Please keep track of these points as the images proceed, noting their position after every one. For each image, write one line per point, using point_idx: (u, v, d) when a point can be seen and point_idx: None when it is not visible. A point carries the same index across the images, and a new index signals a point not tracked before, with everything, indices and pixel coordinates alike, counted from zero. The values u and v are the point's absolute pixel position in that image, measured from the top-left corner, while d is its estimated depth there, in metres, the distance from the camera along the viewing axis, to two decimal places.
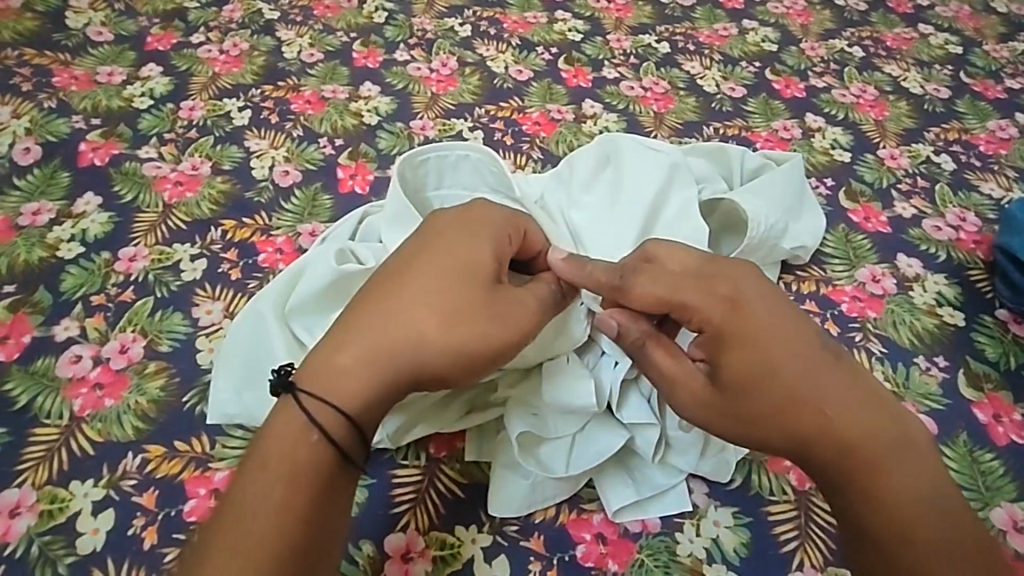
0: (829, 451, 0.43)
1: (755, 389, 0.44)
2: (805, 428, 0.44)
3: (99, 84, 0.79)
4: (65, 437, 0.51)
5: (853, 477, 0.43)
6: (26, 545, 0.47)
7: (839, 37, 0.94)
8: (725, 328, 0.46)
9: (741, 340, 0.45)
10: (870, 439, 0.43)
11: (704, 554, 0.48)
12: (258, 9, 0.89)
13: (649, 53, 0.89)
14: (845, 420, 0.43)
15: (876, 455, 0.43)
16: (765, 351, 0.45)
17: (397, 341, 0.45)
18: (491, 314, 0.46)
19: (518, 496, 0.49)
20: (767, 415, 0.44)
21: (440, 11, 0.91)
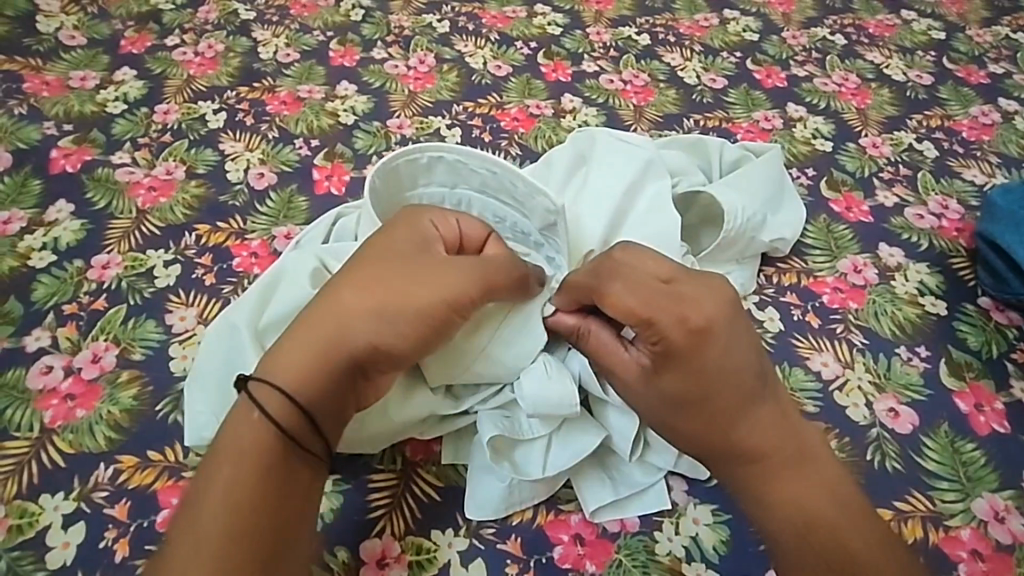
0: (744, 471, 0.46)
1: (690, 411, 0.46)
2: (728, 447, 0.46)
3: (71, 89, 0.77)
4: (36, 449, 0.51)
5: (760, 496, 0.46)
6: None
7: (821, 25, 0.93)
8: (678, 352, 0.45)
9: (686, 367, 0.45)
10: (783, 461, 0.46)
11: (683, 553, 0.48)
12: (233, 9, 0.88)
13: (630, 45, 0.88)
14: (766, 447, 0.46)
15: (777, 475, 0.46)
16: (708, 377, 0.45)
17: (329, 331, 0.45)
18: (422, 279, 0.47)
19: (494, 499, 0.48)
20: (696, 433, 0.46)
21: (418, 7, 0.90)
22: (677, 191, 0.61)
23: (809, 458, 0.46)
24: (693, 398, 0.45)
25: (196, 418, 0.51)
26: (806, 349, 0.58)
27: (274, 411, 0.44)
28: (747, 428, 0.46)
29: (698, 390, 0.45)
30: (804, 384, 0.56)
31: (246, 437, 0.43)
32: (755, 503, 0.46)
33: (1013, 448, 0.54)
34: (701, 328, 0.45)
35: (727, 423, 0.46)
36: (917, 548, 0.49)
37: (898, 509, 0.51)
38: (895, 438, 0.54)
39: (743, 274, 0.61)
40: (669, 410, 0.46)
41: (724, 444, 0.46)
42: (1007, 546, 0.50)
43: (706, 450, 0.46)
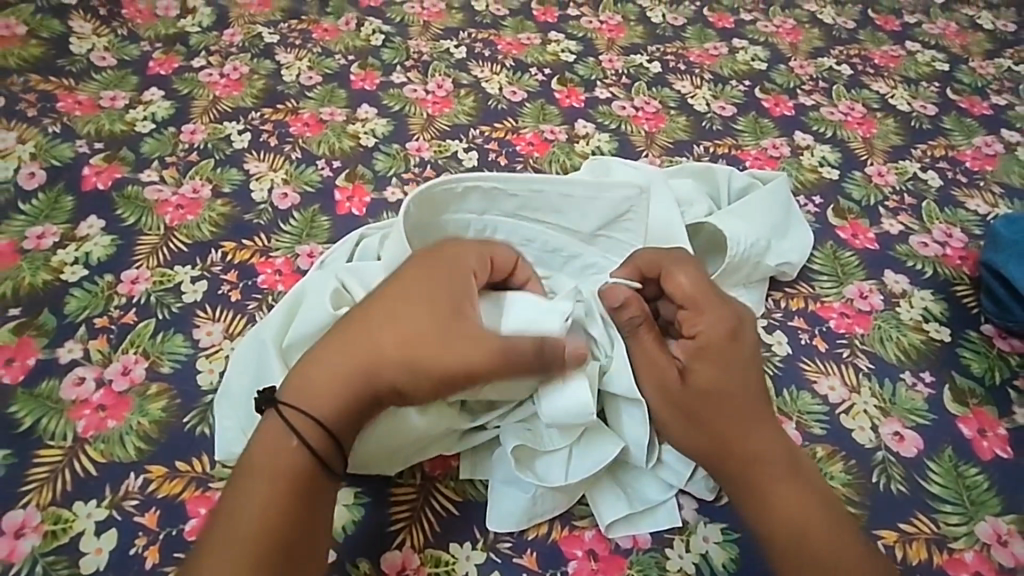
0: (750, 480, 0.49)
1: (717, 404, 0.49)
2: (744, 447, 0.49)
3: (102, 109, 0.80)
4: (69, 458, 0.52)
5: (759, 498, 0.48)
6: (32, 564, 0.48)
7: (827, 55, 0.96)
8: (716, 344, 0.50)
9: (723, 361, 0.50)
10: (785, 481, 0.48)
11: (693, 569, 0.49)
12: (257, 33, 0.91)
13: (641, 73, 0.91)
14: (775, 464, 0.49)
15: (779, 482, 0.48)
16: (735, 379, 0.50)
17: (356, 363, 0.47)
18: (451, 331, 0.48)
19: (516, 510, 0.50)
20: (718, 426, 0.49)
21: (436, 33, 0.93)
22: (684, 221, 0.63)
23: (805, 468, 0.50)
24: (723, 394, 0.50)
25: (234, 430, 0.53)
26: (813, 373, 0.60)
27: (299, 438, 0.45)
28: (762, 429, 0.49)
29: (732, 386, 0.50)
30: (811, 408, 0.58)
31: (273, 464, 0.45)
32: (759, 506, 0.48)
33: (1016, 473, 0.55)
34: (735, 328, 0.51)
35: (747, 421, 0.49)
36: (921, 568, 0.50)
37: (902, 531, 0.52)
38: (900, 461, 0.55)
39: (750, 298, 0.63)
40: (696, 404, 0.50)
41: (740, 441, 0.49)
42: (1008, 568, 0.51)
43: (719, 451, 0.49)
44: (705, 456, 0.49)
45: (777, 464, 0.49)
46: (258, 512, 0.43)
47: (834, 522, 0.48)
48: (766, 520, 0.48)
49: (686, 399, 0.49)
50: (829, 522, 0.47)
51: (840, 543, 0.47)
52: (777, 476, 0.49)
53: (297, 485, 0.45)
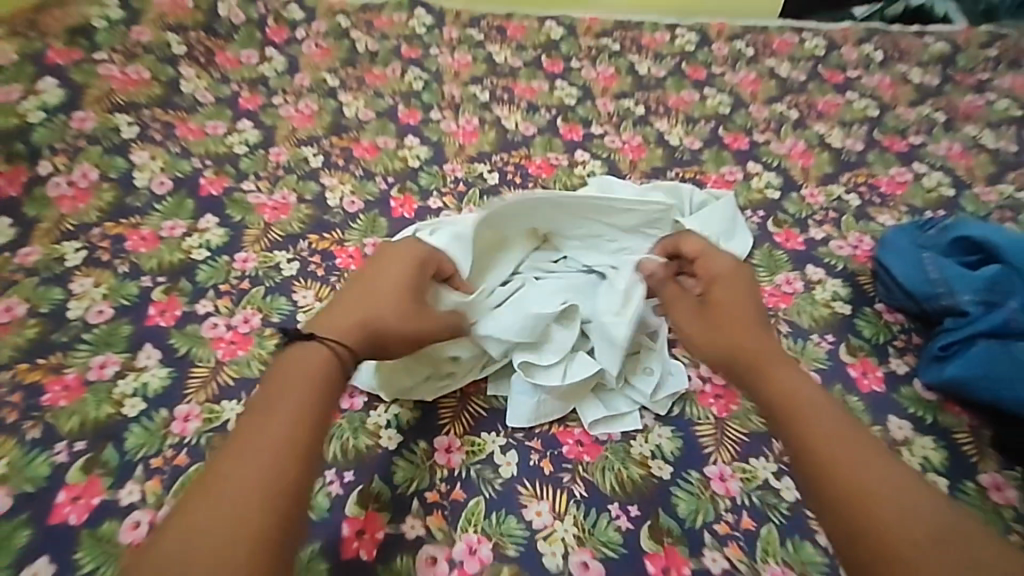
0: (774, 383, 0.65)
1: (712, 318, 0.72)
2: (743, 343, 0.69)
3: (208, 135, 1.04)
4: (214, 370, 0.75)
5: (761, 379, 0.66)
6: (198, 436, 0.69)
7: (780, 103, 1.21)
8: (718, 280, 0.74)
9: (725, 291, 0.73)
10: (807, 394, 0.63)
11: (650, 454, 0.70)
12: (322, 78, 1.19)
13: (628, 113, 1.15)
14: (793, 375, 0.65)
15: (776, 368, 0.66)
16: (743, 318, 0.71)
17: (354, 310, 0.65)
18: (416, 306, 0.67)
19: (532, 407, 0.71)
20: (736, 343, 0.69)
21: (464, 80, 1.21)
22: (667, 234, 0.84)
23: (801, 369, 0.67)
24: (721, 308, 0.72)
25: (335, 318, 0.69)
26: None
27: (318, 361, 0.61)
28: (758, 335, 0.69)
29: (731, 304, 0.72)
30: None
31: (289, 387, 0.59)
32: (765, 387, 0.65)
33: (888, 403, 0.76)
34: (732, 270, 0.75)
35: (745, 326, 0.70)
36: None
37: None
38: None
39: None
40: (727, 334, 0.70)
41: (740, 337, 0.69)
42: None
43: (726, 348, 0.69)
44: (716, 352, 0.70)
45: (802, 384, 0.64)
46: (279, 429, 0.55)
47: (826, 404, 0.62)
48: (766, 393, 0.65)
49: (696, 315, 0.73)
50: (822, 406, 0.62)
51: (838, 425, 0.60)
52: (772, 363, 0.67)
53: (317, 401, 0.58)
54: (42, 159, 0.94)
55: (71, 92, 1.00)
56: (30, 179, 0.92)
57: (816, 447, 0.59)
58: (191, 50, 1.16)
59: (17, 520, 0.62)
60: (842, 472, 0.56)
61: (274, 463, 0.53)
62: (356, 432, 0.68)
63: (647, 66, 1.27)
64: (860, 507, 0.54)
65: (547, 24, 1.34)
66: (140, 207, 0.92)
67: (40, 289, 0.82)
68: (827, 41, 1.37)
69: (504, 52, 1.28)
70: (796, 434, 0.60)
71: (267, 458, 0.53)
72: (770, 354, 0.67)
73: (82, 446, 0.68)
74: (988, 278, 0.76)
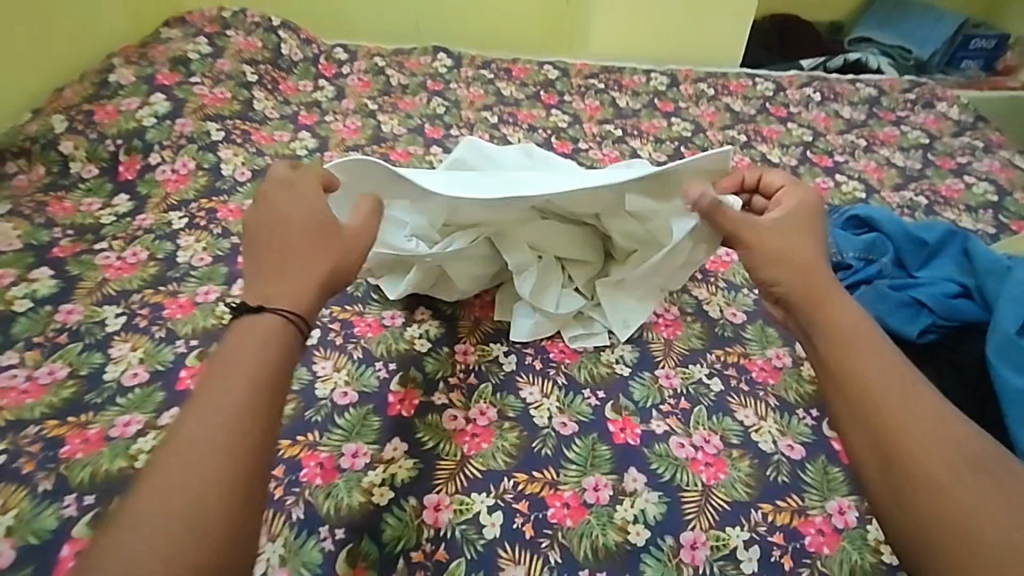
0: (826, 320, 0.75)
1: (809, 254, 0.81)
2: (806, 274, 0.79)
3: (276, 141, 1.31)
4: None
5: (817, 311, 0.76)
6: None
7: (732, 129, 1.49)
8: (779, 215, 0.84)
9: (789, 226, 0.83)
10: (851, 330, 0.74)
11: (615, 360, 0.93)
12: (365, 104, 1.48)
13: (609, 134, 1.43)
14: (846, 313, 0.76)
15: (837, 308, 0.76)
16: (803, 261, 0.80)
17: (284, 252, 0.71)
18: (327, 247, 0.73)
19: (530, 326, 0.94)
20: (797, 281, 0.79)
21: (479, 107, 1.50)
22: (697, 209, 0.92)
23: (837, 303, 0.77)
24: (801, 240, 0.82)
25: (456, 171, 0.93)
26: (693, 285, 1.06)
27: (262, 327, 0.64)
28: (821, 271, 0.80)
29: (792, 236, 0.82)
30: (687, 300, 1.04)
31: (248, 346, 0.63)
32: (816, 317, 0.76)
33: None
34: (793, 205, 0.85)
35: (810, 261, 0.80)
36: (732, 365, 0.94)
37: (725, 351, 0.96)
38: (732, 324, 1.01)
39: None
40: (809, 273, 0.79)
41: (803, 269, 0.79)
42: (778, 367, 0.94)
43: (788, 277, 0.79)
44: (772, 273, 0.81)
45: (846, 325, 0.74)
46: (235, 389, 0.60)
47: (869, 346, 0.72)
48: (820, 327, 0.75)
49: (754, 240, 0.83)
50: (864, 349, 0.72)
51: (879, 371, 0.70)
52: (823, 298, 0.77)
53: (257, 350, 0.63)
54: (153, 152, 1.21)
55: (176, 103, 1.28)
56: (143, 165, 1.20)
57: (851, 390, 0.70)
58: (261, 78, 1.45)
59: (153, 386, 0.84)
60: (865, 404, 0.68)
61: (222, 435, 0.57)
62: (399, 338, 0.92)
63: (626, 100, 1.56)
64: (879, 434, 0.66)
65: (545, 68, 1.66)
66: (226, 188, 1.18)
67: (156, 242, 1.06)
68: (775, 85, 1.67)
69: (510, 87, 1.58)
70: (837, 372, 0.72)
71: (213, 421, 0.57)
72: (829, 291, 0.78)
73: (197, 342, 0.90)
74: (867, 241, 0.99)
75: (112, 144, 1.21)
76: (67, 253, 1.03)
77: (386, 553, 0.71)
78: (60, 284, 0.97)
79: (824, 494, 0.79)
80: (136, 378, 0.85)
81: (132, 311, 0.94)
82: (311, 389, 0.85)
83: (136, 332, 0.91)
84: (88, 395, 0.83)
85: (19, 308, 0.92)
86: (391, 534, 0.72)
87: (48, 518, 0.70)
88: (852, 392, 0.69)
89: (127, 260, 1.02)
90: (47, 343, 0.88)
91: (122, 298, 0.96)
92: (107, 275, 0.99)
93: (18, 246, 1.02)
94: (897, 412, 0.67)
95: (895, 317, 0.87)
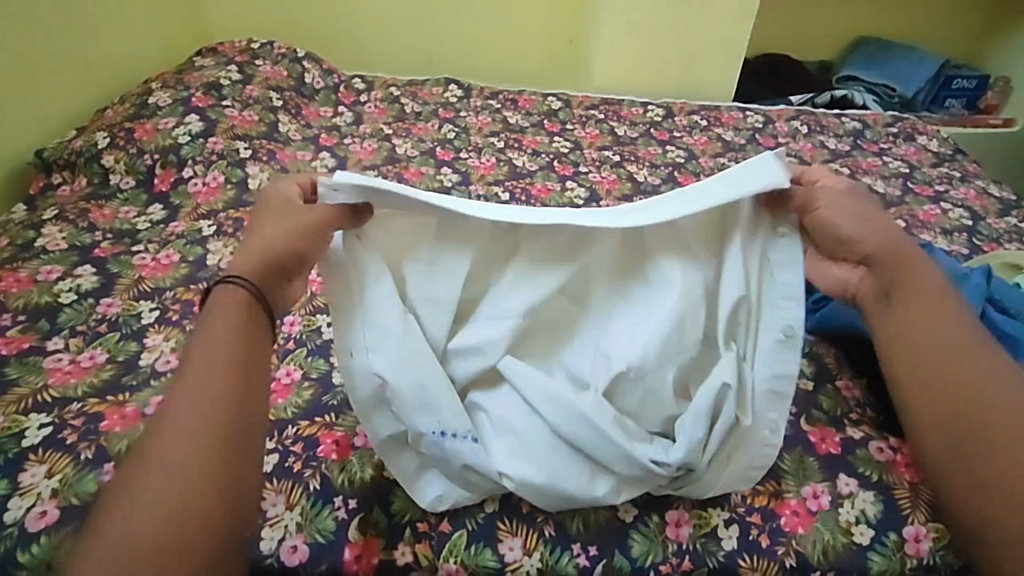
0: (913, 289, 0.71)
1: (872, 217, 0.76)
2: (888, 242, 0.74)
3: (298, 160, 1.42)
4: (309, 298, 1.06)
5: (899, 289, 0.72)
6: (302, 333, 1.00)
7: (723, 158, 1.58)
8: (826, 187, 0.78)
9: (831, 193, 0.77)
10: (933, 295, 0.70)
11: None
12: (381, 129, 1.59)
13: (607, 160, 1.52)
14: (931, 286, 0.71)
15: (923, 290, 0.71)
16: (885, 231, 0.75)
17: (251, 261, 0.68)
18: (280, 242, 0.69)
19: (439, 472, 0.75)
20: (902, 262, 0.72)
21: (487, 133, 1.60)
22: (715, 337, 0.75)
23: (916, 279, 0.72)
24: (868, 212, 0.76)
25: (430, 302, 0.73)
26: None
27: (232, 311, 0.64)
28: (886, 233, 0.75)
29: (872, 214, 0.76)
30: None
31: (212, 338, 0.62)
32: (898, 296, 0.71)
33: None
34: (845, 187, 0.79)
35: (892, 233, 0.75)
36: None
37: None
38: None
39: None
40: (892, 241, 0.74)
41: (882, 242, 0.74)
42: None
43: (872, 248, 0.74)
44: (858, 246, 0.74)
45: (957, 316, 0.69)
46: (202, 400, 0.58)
47: (950, 332, 0.68)
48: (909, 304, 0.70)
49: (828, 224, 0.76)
50: (945, 332, 0.68)
51: (961, 352, 0.67)
52: (897, 272, 0.72)
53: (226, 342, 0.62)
54: (187, 167, 1.32)
55: (209, 123, 1.39)
56: (177, 179, 1.31)
57: (896, 354, 0.69)
58: (286, 104, 1.56)
59: None
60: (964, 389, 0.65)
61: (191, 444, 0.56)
62: None
63: (624, 130, 1.67)
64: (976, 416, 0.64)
65: (549, 99, 1.78)
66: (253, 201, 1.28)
67: (188, 246, 1.15)
68: (765, 118, 1.78)
69: (516, 116, 1.69)
70: (920, 356, 0.68)
71: (189, 418, 0.58)
72: (903, 264, 0.73)
73: None
74: None
75: (149, 158, 1.31)
76: (108, 253, 1.12)
77: (395, 522, 0.76)
78: (102, 281, 1.06)
79: (800, 480, 0.82)
80: (169, 364, 0.93)
81: (165, 306, 1.02)
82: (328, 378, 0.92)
83: (169, 325, 0.99)
84: (125, 377, 0.90)
85: (64, 300, 1.01)
86: (399, 505, 0.77)
87: (90, 483, 0.77)
88: (963, 375, 0.66)
89: (161, 261, 1.11)
90: (90, 331, 0.97)
91: (156, 294, 1.04)
92: (142, 274, 1.08)
93: (63, 247, 1.12)
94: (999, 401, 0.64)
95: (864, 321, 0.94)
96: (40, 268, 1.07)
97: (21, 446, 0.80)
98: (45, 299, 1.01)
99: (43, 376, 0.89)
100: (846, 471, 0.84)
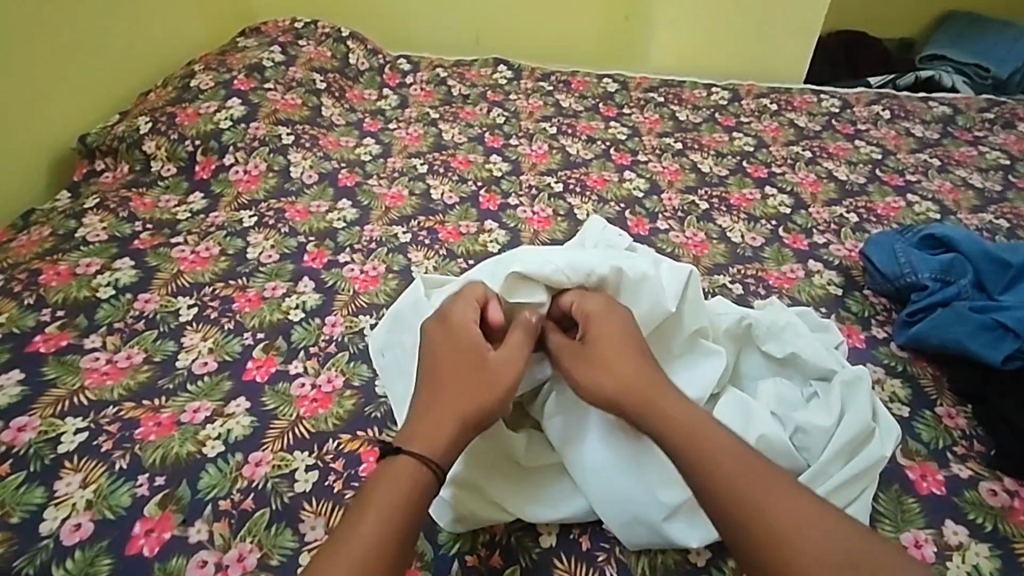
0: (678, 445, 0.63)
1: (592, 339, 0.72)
2: (621, 377, 0.68)
3: (342, 146, 1.36)
4: (351, 297, 1.00)
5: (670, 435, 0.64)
6: (342, 335, 0.93)
7: (797, 145, 1.44)
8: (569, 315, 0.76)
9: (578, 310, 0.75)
10: (719, 456, 0.61)
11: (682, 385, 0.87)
12: (427, 113, 1.51)
13: (668, 147, 1.41)
14: (685, 421, 0.64)
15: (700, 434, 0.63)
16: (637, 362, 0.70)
17: (447, 406, 0.66)
18: (466, 379, 0.68)
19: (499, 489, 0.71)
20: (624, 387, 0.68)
21: (539, 118, 1.50)
22: (815, 409, 0.73)
23: (670, 418, 0.65)
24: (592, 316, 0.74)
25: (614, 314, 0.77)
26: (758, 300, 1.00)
27: (403, 469, 0.62)
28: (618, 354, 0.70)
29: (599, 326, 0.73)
30: None
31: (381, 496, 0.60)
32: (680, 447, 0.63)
33: (867, 354, 0.92)
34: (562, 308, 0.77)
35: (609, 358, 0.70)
36: None
37: None
38: None
39: None
40: (639, 378, 0.68)
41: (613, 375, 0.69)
42: None
43: (608, 383, 0.68)
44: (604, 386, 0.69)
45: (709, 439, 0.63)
46: (369, 535, 0.57)
47: (740, 473, 0.60)
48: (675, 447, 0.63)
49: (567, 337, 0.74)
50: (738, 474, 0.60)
51: (754, 479, 0.59)
52: (653, 404, 0.66)
53: (410, 498, 0.60)
54: (227, 154, 1.27)
55: (250, 107, 1.33)
56: (218, 166, 1.26)
57: (723, 481, 0.60)
58: (329, 86, 1.50)
59: (222, 374, 0.87)
60: (753, 508, 0.58)
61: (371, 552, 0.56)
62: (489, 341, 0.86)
63: (686, 114, 1.54)
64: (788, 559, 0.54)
65: (605, 81, 1.66)
66: (295, 190, 1.22)
67: (228, 238, 1.11)
68: (841, 102, 1.62)
69: (569, 100, 1.58)
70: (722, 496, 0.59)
71: (374, 526, 0.58)
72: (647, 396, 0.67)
73: (262, 335, 0.93)
74: (944, 261, 0.96)
75: (190, 144, 1.27)
76: (147, 245, 1.08)
77: (442, 554, 0.69)
78: (140, 275, 1.02)
79: (898, 525, 0.72)
80: (206, 367, 0.88)
81: (203, 303, 0.98)
82: (371, 385, 0.86)
83: (207, 323, 0.94)
84: (161, 380, 0.86)
85: (103, 295, 0.98)
86: (446, 535, 0.70)
87: (123, 495, 0.73)
88: (729, 485, 0.59)
89: (200, 254, 1.07)
90: (127, 329, 0.93)
91: (194, 290, 1.00)
92: (181, 267, 1.04)
93: (103, 238, 1.09)
94: (760, 486, 0.59)
95: (976, 343, 0.85)
96: (80, 261, 1.04)
97: (56, 452, 0.77)
98: (84, 294, 0.98)
99: (80, 377, 0.86)
100: (953, 517, 0.73)
